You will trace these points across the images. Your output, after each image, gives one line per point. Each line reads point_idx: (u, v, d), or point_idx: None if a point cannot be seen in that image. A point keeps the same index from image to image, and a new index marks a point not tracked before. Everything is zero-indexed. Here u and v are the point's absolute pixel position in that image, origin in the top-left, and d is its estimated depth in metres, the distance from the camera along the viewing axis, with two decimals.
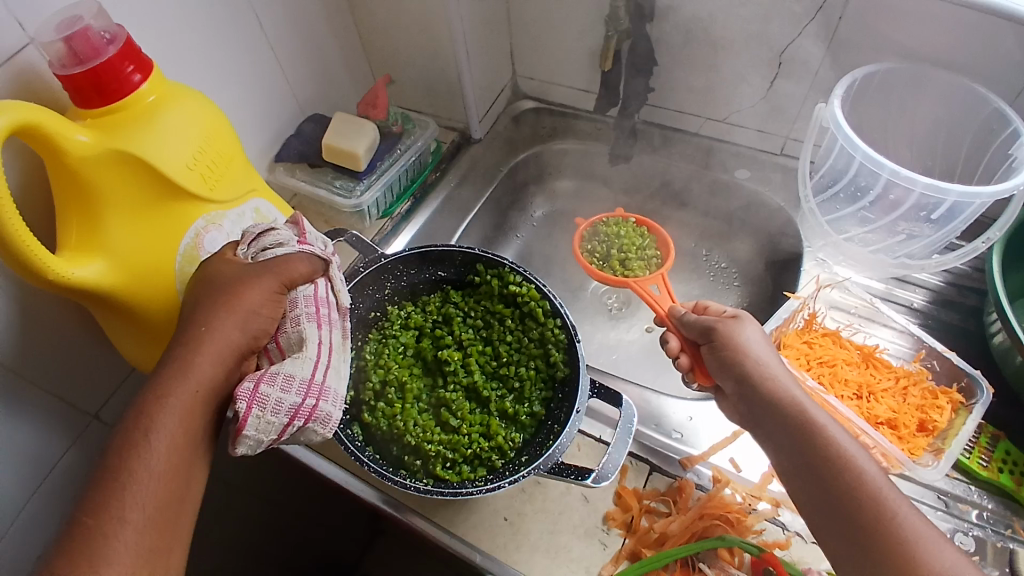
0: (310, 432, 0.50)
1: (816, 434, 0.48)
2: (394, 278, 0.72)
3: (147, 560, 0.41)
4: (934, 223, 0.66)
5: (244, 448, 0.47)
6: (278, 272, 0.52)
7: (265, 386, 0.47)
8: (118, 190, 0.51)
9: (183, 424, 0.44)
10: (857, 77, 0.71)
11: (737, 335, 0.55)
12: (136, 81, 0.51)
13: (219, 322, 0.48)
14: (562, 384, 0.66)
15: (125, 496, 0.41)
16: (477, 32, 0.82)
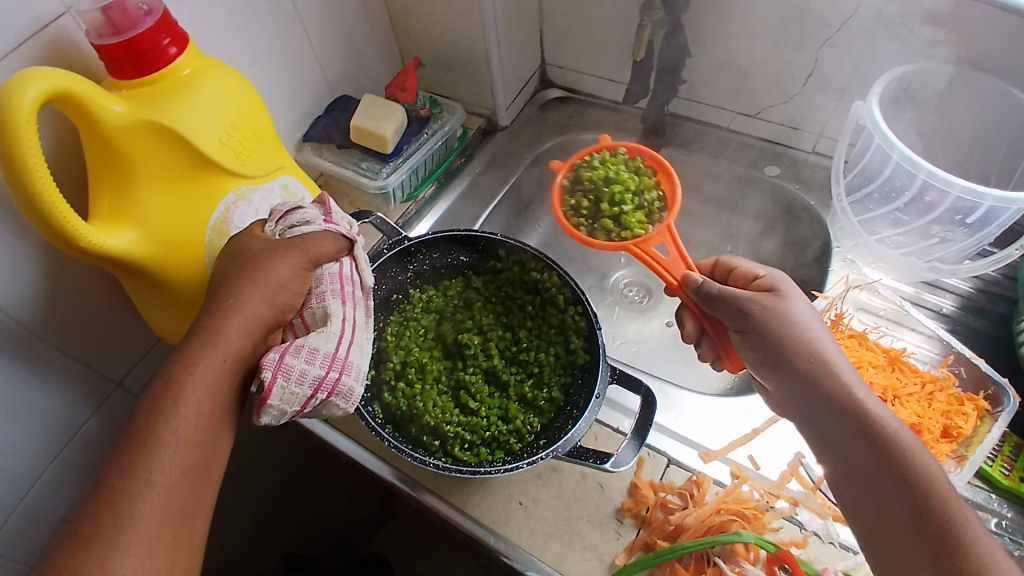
0: (332, 406, 0.50)
1: (875, 429, 0.49)
2: (418, 261, 0.72)
3: (171, 524, 0.42)
4: (968, 228, 0.64)
5: (267, 419, 0.47)
6: (306, 248, 0.52)
7: (290, 357, 0.47)
8: (153, 160, 0.51)
9: (209, 391, 0.45)
10: (895, 76, 0.69)
11: (783, 315, 0.54)
12: (171, 54, 0.52)
13: (246, 294, 0.49)
14: (582, 370, 0.66)
15: (151, 460, 0.42)
16: (508, 18, 0.81)
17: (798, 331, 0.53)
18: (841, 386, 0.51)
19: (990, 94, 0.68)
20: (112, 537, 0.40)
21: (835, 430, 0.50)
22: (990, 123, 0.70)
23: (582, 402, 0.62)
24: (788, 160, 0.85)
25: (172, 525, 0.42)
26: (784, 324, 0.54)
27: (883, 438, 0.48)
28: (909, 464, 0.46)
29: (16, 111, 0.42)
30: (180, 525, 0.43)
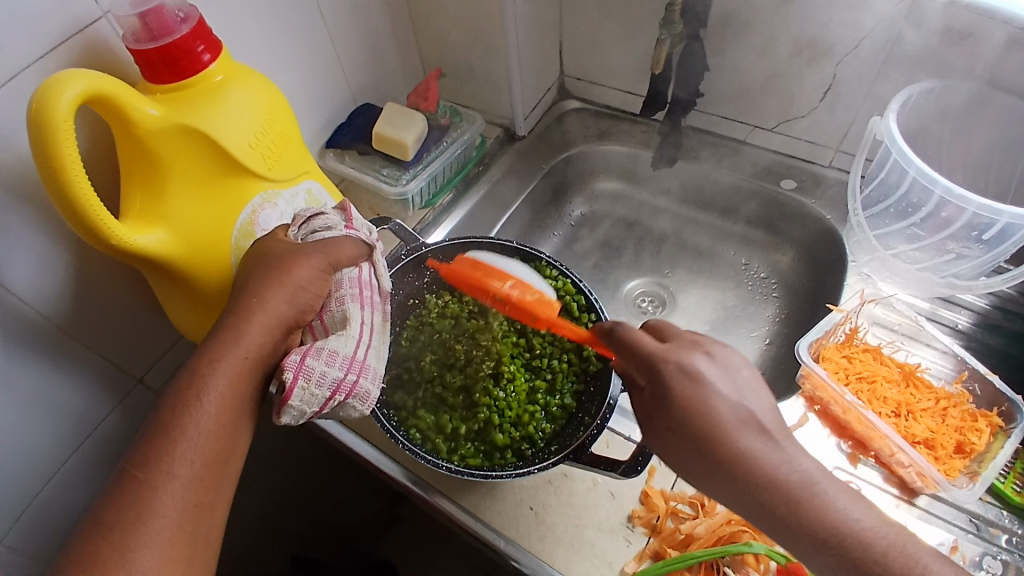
0: (348, 407, 0.53)
1: (809, 516, 0.44)
2: (433, 266, 0.73)
3: (191, 516, 0.43)
4: (984, 244, 0.64)
5: (286, 418, 0.48)
6: (327, 252, 0.54)
7: (311, 359, 0.49)
8: (183, 163, 0.53)
9: (231, 386, 0.46)
10: (913, 93, 0.70)
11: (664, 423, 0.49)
12: (205, 60, 0.54)
13: (270, 293, 0.50)
14: (593, 377, 0.68)
15: (174, 452, 0.44)
16: (529, 30, 0.83)
17: (685, 439, 0.48)
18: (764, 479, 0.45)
19: (1009, 111, 0.68)
20: (135, 526, 0.41)
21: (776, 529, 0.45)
22: (1007, 140, 0.70)
23: (594, 409, 0.63)
24: (805, 174, 0.85)
25: (191, 518, 0.43)
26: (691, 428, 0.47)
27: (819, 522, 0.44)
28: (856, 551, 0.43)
29: (54, 111, 0.44)
30: (199, 517, 0.44)
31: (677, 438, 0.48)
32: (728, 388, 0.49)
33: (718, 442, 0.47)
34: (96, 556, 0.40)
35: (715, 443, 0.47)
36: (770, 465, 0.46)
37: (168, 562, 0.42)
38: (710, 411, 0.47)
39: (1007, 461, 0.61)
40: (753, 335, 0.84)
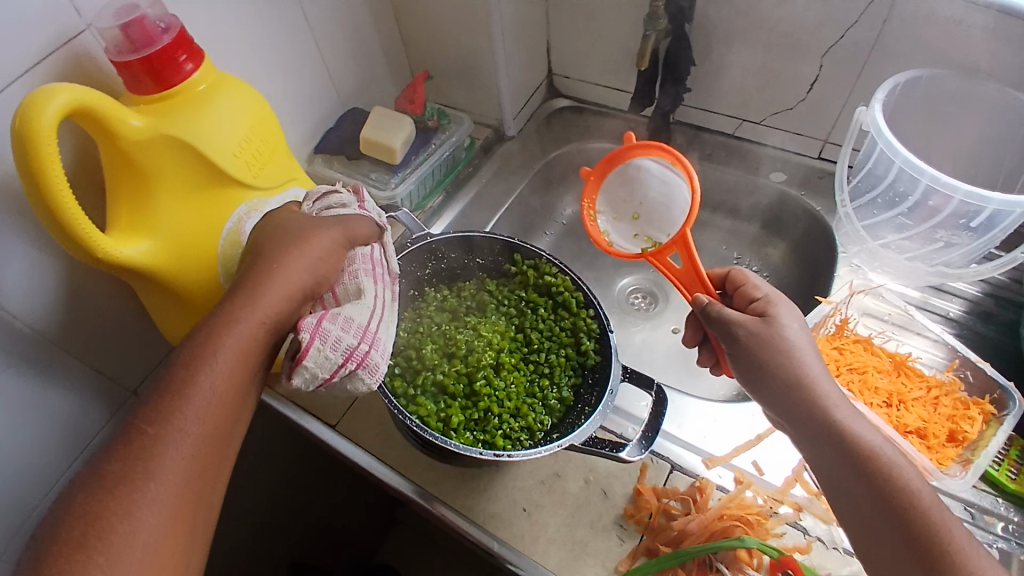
0: (358, 381, 0.51)
1: (855, 445, 0.48)
2: (436, 261, 0.74)
3: (193, 478, 0.43)
4: (973, 232, 0.64)
5: (297, 381, 0.48)
6: (346, 226, 0.55)
7: (326, 323, 0.49)
8: (168, 170, 0.53)
9: (241, 351, 0.46)
10: (899, 81, 0.69)
11: (769, 335, 0.53)
12: (188, 70, 0.54)
13: (289, 261, 0.50)
14: (592, 370, 0.68)
15: (178, 413, 0.43)
16: (515, 30, 0.83)
17: (784, 351, 0.52)
18: (818, 406, 0.50)
19: (996, 99, 0.68)
20: (134, 485, 0.41)
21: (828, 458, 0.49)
22: (996, 128, 0.70)
23: (591, 402, 0.64)
24: (794, 167, 0.85)
25: (192, 480, 0.43)
26: (774, 349, 0.52)
27: (860, 452, 0.48)
28: (889, 481, 0.47)
29: (38, 124, 0.44)
30: (201, 479, 0.44)
31: (767, 358, 0.53)
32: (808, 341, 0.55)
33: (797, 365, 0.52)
34: (95, 512, 0.40)
35: (790, 367, 0.52)
36: (826, 397, 0.50)
37: (168, 524, 0.41)
38: (806, 333, 0.54)
39: (1001, 447, 0.61)
40: None
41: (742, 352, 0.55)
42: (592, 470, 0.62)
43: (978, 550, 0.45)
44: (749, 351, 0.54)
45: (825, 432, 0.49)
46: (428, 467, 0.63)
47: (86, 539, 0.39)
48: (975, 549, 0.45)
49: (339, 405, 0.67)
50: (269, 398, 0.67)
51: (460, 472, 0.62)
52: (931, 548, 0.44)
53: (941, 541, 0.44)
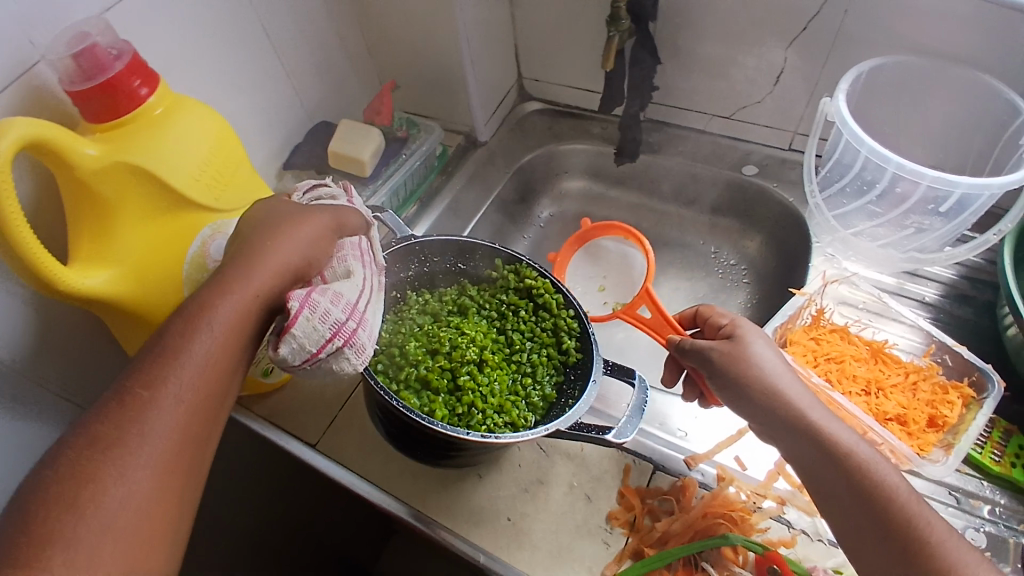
0: (344, 361, 0.49)
1: (834, 449, 0.49)
2: (418, 263, 0.73)
3: (178, 447, 0.42)
4: (943, 216, 0.65)
5: (284, 352, 0.46)
6: (336, 213, 0.53)
7: (317, 293, 0.48)
8: (129, 200, 0.53)
9: (230, 322, 0.45)
10: (863, 70, 0.69)
11: (740, 359, 0.54)
12: (143, 95, 0.53)
13: (275, 243, 0.49)
14: (573, 368, 0.68)
15: (162, 381, 0.43)
16: (481, 37, 0.83)
17: (757, 372, 0.53)
18: (793, 411, 0.51)
19: (959, 83, 0.68)
20: (115, 449, 0.40)
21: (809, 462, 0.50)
22: (962, 112, 0.70)
23: (575, 397, 0.64)
24: (767, 159, 0.85)
25: (176, 448, 0.42)
26: (742, 364, 0.54)
27: (838, 450, 0.49)
28: (868, 482, 0.47)
29: None
30: (186, 448, 0.43)
31: (739, 378, 0.54)
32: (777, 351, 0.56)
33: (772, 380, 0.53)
34: (71, 472, 0.39)
35: (764, 386, 0.53)
36: (802, 405, 0.51)
37: (148, 491, 0.40)
38: (776, 351, 0.55)
39: (983, 430, 0.61)
40: None
41: (718, 382, 0.56)
42: (575, 475, 0.61)
43: (959, 540, 0.45)
44: (724, 379, 0.55)
45: (806, 437, 0.50)
46: (410, 480, 0.63)
47: (62, 498, 0.38)
48: (961, 545, 0.45)
49: (319, 424, 0.67)
50: (245, 418, 0.67)
51: (443, 483, 0.62)
52: (913, 542, 0.45)
53: (919, 537, 0.45)
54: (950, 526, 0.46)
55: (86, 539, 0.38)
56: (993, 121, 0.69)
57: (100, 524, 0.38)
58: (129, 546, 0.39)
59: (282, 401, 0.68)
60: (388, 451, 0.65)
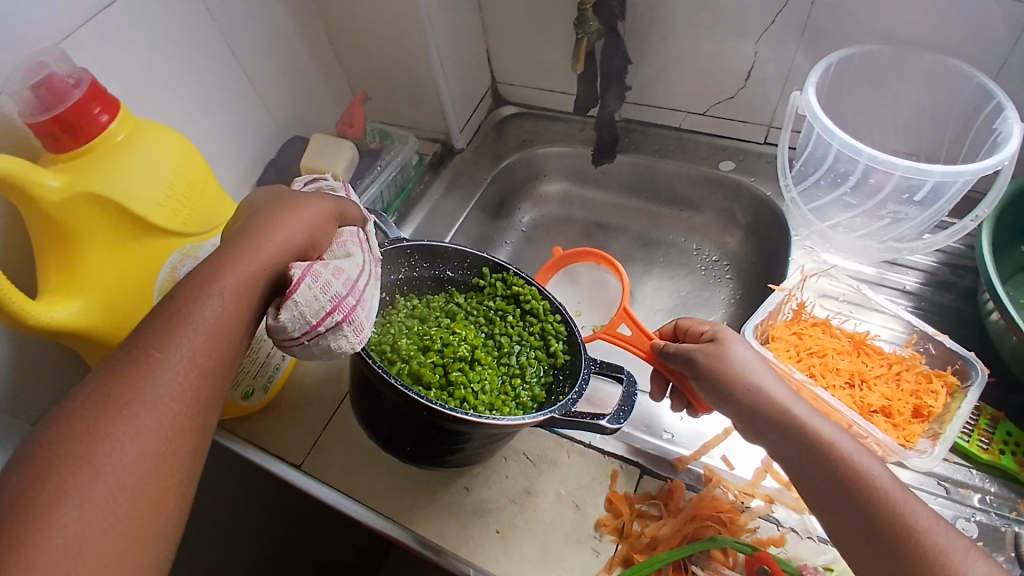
0: (341, 338, 0.48)
1: (816, 445, 0.49)
2: (408, 265, 0.71)
3: (184, 408, 0.40)
4: (919, 205, 0.64)
5: (284, 320, 0.44)
6: (338, 200, 0.52)
7: (319, 265, 0.46)
8: (93, 228, 0.52)
9: (237, 286, 0.44)
10: (832, 61, 0.69)
11: (722, 362, 0.55)
12: (104, 121, 0.52)
13: (279, 221, 0.48)
14: (561, 370, 0.68)
15: (170, 341, 0.41)
16: (451, 44, 0.82)
17: (741, 374, 0.53)
18: (776, 408, 0.52)
19: (929, 71, 0.68)
20: (119, 408, 0.38)
21: (793, 457, 0.50)
22: (933, 98, 0.70)
23: (566, 393, 0.62)
24: (743, 154, 0.85)
25: (183, 409, 0.40)
26: (723, 371, 0.54)
27: (819, 447, 0.49)
28: (849, 476, 0.47)
29: None
30: (192, 411, 0.41)
31: (721, 384, 0.54)
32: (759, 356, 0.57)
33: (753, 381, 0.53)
34: (72, 430, 0.37)
35: (748, 391, 0.53)
36: (782, 402, 0.52)
37: (154, 451, 0.38)
38: (757, 352, 0.56)
39: (969, 418, 0.61)
40: (711, 319, 0.84)
41: (703, 387, 0.56)
42: (563, 483, 0.61)
43: (943, 525, 0.45)
44: (708, 383, 0.55)
45: (788, 431, 0.51)
46: (397, 497, 0.62)
47: (64, 455, 0.36)
48: (946, 536, 0.44)
49: (304, 443, 0.66)
50: (229, 441, 0.66)
51: (430, 498, 0.62)
52: (899, 530, 0.45)
53: (902, 532, 0.44)
54: (933, 512, 0.46)
55: (90, 497, 0.36)
56: (964, 107, 0.69)
57: (103, 483, 0.36)
58: (135, 507, 0.37)
59: (266, 421, 0.68)
60: (375, 467, 0.64)
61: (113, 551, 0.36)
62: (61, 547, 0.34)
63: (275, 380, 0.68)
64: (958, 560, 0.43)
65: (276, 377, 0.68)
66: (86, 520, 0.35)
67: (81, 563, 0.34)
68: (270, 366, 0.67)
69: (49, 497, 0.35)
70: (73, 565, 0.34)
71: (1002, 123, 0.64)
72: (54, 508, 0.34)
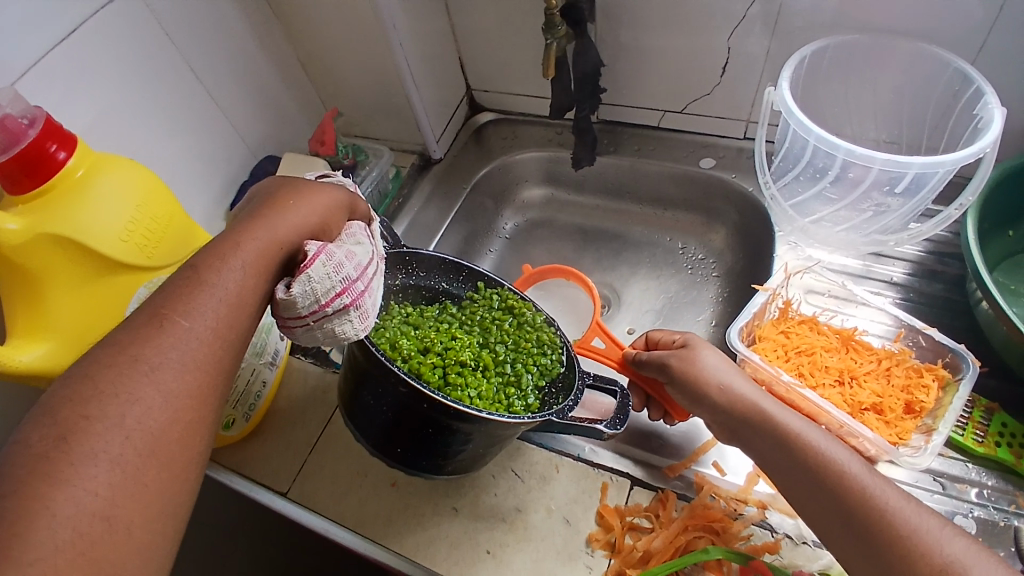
0: (347, 324, 0.47)
1: (793, 443, 0.51)
2: (405, 273, 0.67)
3: (207, 373, 0.39)
4: (900, 196, 0.63)
5: (295, 293, 0.44)
6: (349, 195, 0.54)
7: (333, 246, 0.47)
8: (55, 269, 0.51)
9: (256, 253, 0.44)
10: (806, 54, 0.68)
11: (692, 364, 0.58)
12: (62, 158, 0.51)
13: (274, 212, 0.47)
14: (557, 381, 0.65)
15: (194, 302, 0.40)
16: (422, 56, 0.81)
17: (711, 374, 0.57)
18: (750, 404, 0.54)
19: (907, 58, 0.67)
20: (141, 370, 0.36)
21: (779, 458, 0.52)
22: (912, 86, 0.69)
23: (561, 402, 0.60)
24: (723, 151, 0.84)
25: (205, 375, 0.39)
26: (690, 376, 0.58)
27: (798, 445, 0.50)
28: (833, 477, 0.48)
29: None
30: (215, 376, 0.39)
31: (692, 388, 0.57)
32: (725, 359, 0.59)
33: (715, 383, 0.56)
34: (92, 390, 0.35)
35: (717, 392, 0.56)
36: (760, 405, 0.54)
37: (178, 416, 0.37)
38: (726, 357, 0.59)
39: (962, 411, 0.60)
40: (699, 319, 0.83)
41: (676, 390, 0.59)
42: (553, 498, 0.60)
43: (917, 506, 0.45)
44: (681, 386, 0.58)
45: (762, 428, 0.53)
46: (385, 521, 0.61)
47: (87, 414, 0.34)
48: (943, 534, 0.44)
49: (289, 470, 0.65)
50: (215, 471, 0.66)
51: (419, 520, 0.61)
52: (885, 527, 0.44)
53: (886, 527, 0.44)
54: (905, 494, 0.47)
55: (115, 458, 0.33)
56: (943, 93, 0.67)
57: (128, 443, 0.34)
58: (159, 471, 0.35)
59: (250, 449, 0.67)
60: (363, 493, 0.63)
61: (138, 518, 0.33)
62: (85, 508, 0.32)
63: (257, 408, 0.67)
64: (935, 539, 0.43)
65: (258, 405, 0.67)
66: (110, 481, 0.33)
67: (105, 527, 0.32)
68: (250, 394, 0.66)
69: (72, 457, 0.32)
70: (97, 529, 0.32)
71: (982, 108, 0.63)
72: (77, 468, 0.32)
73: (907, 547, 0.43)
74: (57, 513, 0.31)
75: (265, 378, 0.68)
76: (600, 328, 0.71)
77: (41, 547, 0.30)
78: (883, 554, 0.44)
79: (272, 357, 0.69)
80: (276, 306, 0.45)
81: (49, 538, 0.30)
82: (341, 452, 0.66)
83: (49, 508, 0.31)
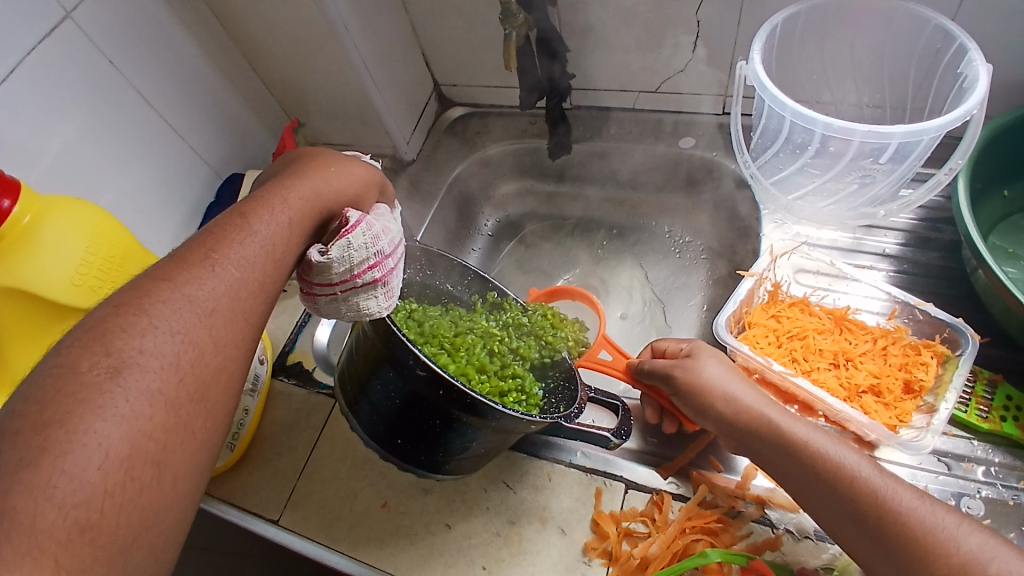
0: (371, 300, 0.46)
1: (798, 449, 0.49)
2: (415, 268, 0.64)
3: (249, 324, 0.37)
4: (885, 166, 0.60)
5: (333, 255, 0.43)
6: (375, 184, 0.52)
7: (372, 218, 0.47)
8: (9, 319, 0.50)
9: (302, 207, 0.43)
10: (777, 24, 0.64)
11: (696, 374, 0.56)
12: (7, 207, 0.48)
13: (303, 180, 0.45)
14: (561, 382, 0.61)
15: (240, 249, 0.38)
16: (384, 54, 0.78)
17: (714, 385, 0.55)
18: (754, 413, 0.52)
19: (885, 16, 0.63)
20: (178, 332, 0.33)
21: (786, 465, 0.49)
22: (893, 46, 0.65)
23: (564, 408, 0.57)
24: (704, 127, 0.81)
25: (246, 326, 0.36)
26: (692, 390, 0.55)
27: (805, 451, 0.48)
28: (844, 482, 0.46)
29: None
30: (254, 325, 0.37)
31: (696, 401, 0.55)
32: (728, 367, 0.57)
33: (717, 396, 0.54)
34: (145, 322, 0.32)
35: (721, 404, 0.54)
36: (759, 413, 0.52)
37: (223, 368, 0.34)
38: (730, 366, 0.57)
39: (964, 386, 0.58)
40: (691, 305, 0.80)
41: (681, 401, 0.57)
42: (548, 508, 0.59)
43: (932, 504, 0.43)
44: (686, 398, 0.56)
45: (769, 437, 0.51)
46: (377, 544, 0.60)
47: (141, 347, 0.31)
48: (958, 529, 0.42)
49: (279, 498, 0.64)
50: (208, 504, 0.64)
51: (411, 540, 0.59)
52: (904, 529, 0.42)
53: (903, 529, 0.42)
54: (919, 491, 0.44)
55: (170, 398, 0.31)
56: (924, 51, 0.63)
57: (181, 384, 0.32)
58: (202, 423, 0.33)
59: (238, 478, 0.65)
60: (352, 518, 0.62)
61: (184, 466, 0.31)
62: (140, 449, 0.29)
63: (240, 437, 0.65)
64: (952, 536, 0.41)
65: (240, 434, 0.65)
66: (164, 422, 0.31)
67: (154, 474, 0.30)
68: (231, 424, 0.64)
69: (128, 391, 0.30)
70: (147, 474, 0.29)
71: (967, 67, 0.59)
72: (132, 406, 0.30)
73: (927, 550, 0.41)
74: (111, 451, 0.28)
75: (246, 405, 0.66)
76: (607, 341, 0.67)
77: (89, 488, 0.27)
78: (902, 556, 0.42)
79: (252, 384, 0.67)
80: (309, 267, 0.44)
81: (101, 479, 0.28)
82: (331, 474, 0.64)
83: (103, 445, 0.28)
